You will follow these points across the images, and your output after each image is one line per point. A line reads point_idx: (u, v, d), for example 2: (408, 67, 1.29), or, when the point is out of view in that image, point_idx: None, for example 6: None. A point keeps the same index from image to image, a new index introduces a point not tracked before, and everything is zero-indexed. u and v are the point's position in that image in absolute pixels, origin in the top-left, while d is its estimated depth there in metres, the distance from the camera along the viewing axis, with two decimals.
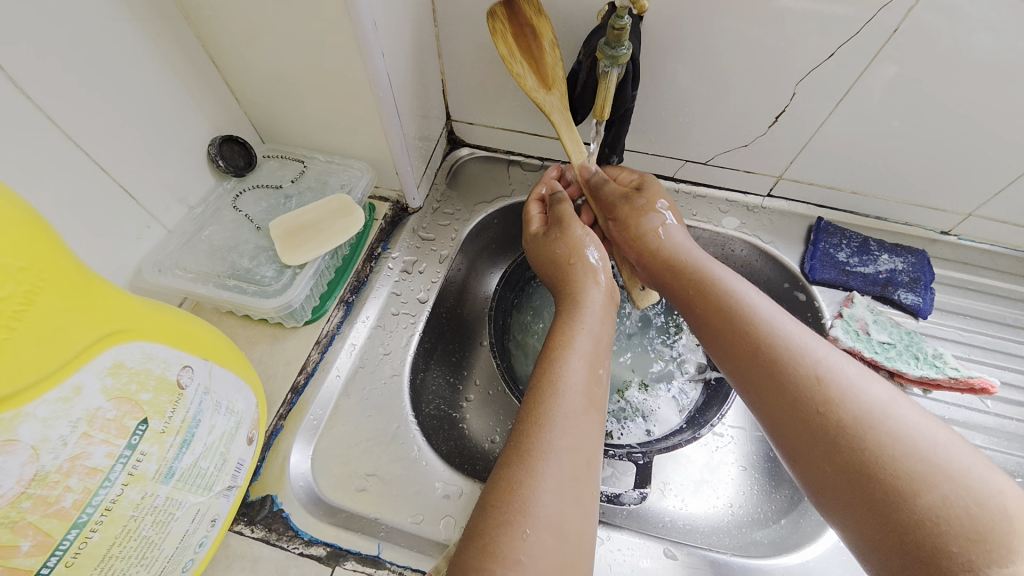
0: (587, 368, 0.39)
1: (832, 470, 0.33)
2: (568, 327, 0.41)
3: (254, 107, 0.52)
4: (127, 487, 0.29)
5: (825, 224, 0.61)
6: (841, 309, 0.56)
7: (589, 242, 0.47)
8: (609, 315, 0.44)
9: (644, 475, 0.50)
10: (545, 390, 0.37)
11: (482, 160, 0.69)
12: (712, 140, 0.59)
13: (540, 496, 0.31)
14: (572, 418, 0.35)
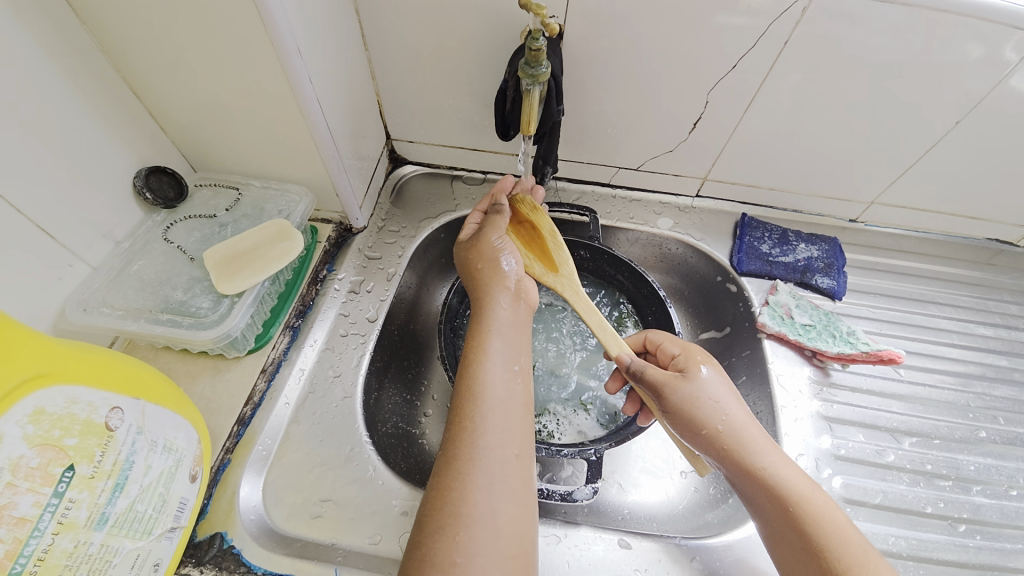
0: (504, 368, 0.40)
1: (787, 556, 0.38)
2: (479, 331, 0.43)
3: (182, 136, 0.51)
4: (58, 536, 0.28)
5: (749, 220, 0.66)
6: (767, 297, 0.60)
7: (504, 249, 0.48)
8: (520, 315, 0.45)
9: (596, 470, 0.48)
10: (466, 394, 0.38)
11: (425, 176, 0.70)
12: (640, 147, 0.63)
13: (471, 497, 0.34)
14: (490, 417, 0.37)
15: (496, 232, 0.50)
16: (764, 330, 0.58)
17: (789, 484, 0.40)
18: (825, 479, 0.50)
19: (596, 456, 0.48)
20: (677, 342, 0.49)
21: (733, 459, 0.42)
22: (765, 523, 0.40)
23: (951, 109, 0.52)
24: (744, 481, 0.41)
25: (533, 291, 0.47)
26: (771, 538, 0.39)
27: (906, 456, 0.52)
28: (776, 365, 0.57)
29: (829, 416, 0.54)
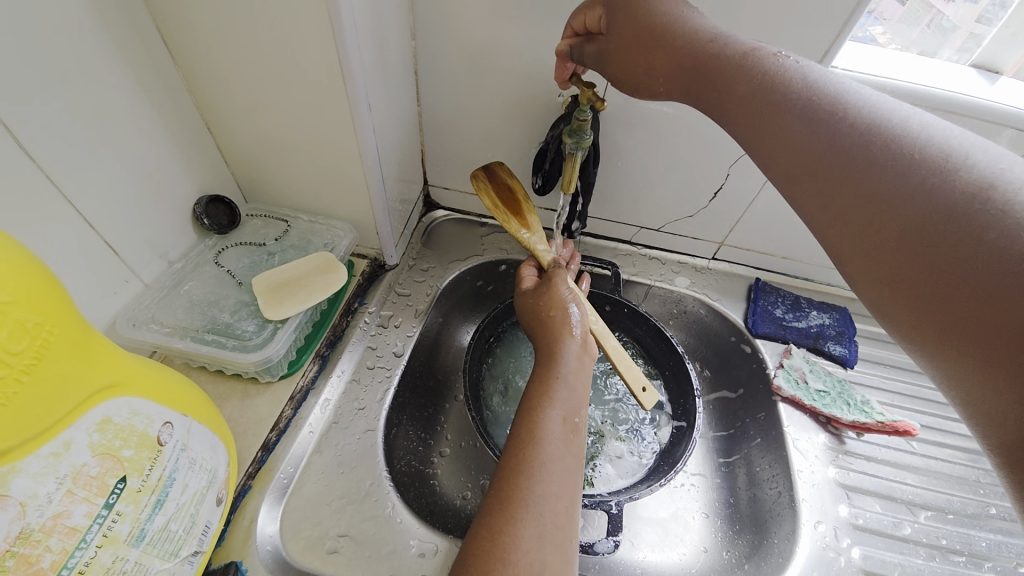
0: (563, 416, 0.42)
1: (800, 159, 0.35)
2: (546, 377, 0.45)
3: (243, 170, 0.54)
4: (100, 550, 0.28)
5: (763, 284, 0.69)
6: (782, 360, 0.62)
7: (570, 300, 0.52)
8: (584, 365, 0.47)
9: (617, 522, 0.48)
10: (525, 435, 0.40)
11: (456, 221, 0.74)
12: (663, 209, 0.67)
13: (526, 537, 0.34)
14: (551, 462, 0.38)
15: (562, 282, 0.54)
16: (779, 392, 0.59)
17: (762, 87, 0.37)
18: (843, 549, 0.50)
19: (616, 508, 0.48)
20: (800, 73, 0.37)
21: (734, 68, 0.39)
22: (907, 243, 0.30)
23: None
24: (931, 230, 0.29)
25: (593, 343, 0.50)
26: (951, 325, 0.28)
27: (922, 530, 0.52)
28: (792, 430, 0.58)
29: (845, 484, 0.54)
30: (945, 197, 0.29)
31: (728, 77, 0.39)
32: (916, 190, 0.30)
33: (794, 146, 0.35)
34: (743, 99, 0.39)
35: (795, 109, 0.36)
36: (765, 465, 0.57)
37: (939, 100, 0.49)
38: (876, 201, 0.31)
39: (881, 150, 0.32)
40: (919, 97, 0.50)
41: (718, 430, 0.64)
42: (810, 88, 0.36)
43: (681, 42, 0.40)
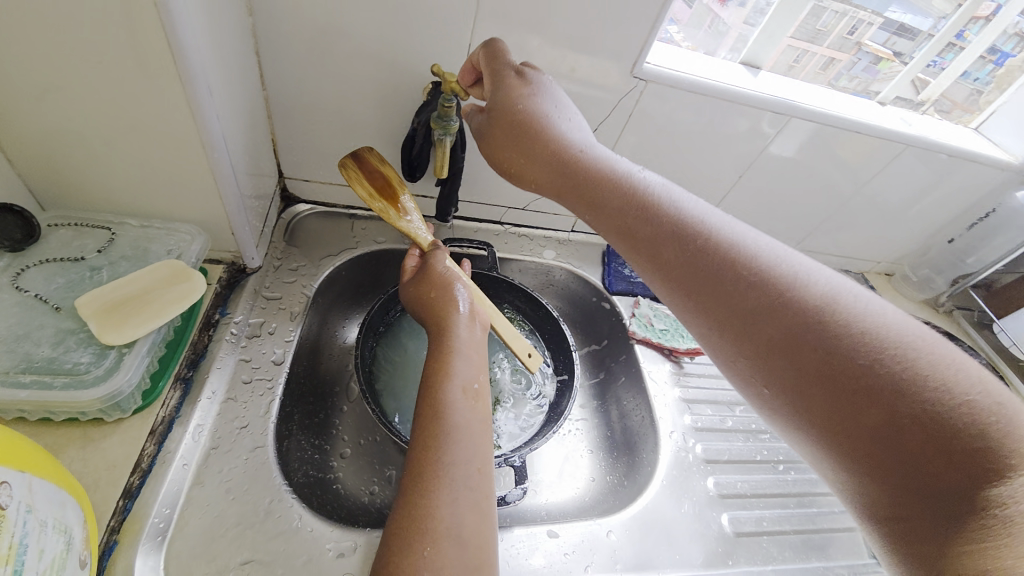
0: (464, 385, 0.45)
1: (688, 270, 0.40)
2: (441, 354, 0.47)
3: (35, 171, 0.44)
4: None
5: (613, 249, 0.83)
6: (633, 310, 0.74)
7: (453, 277, 0.55)
8: (475, 333, 0.51)
9: (522, 472, 0.54)
10: (428, 411, 0.42)
11: (322, 215, 0.71)
12: (525, 190, 0.73)
13: (442, 504, 0.37)
14: (457, 429, 0.41)
15: (439, 260, 0.57)
16: (634, 335, 0.71)
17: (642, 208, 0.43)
18: (691, 447, 0.63)
19: (519, 460, 0.54)
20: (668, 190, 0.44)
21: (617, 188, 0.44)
22: (788, 338, 0.36)
23: (734, 168, 0.75)
24: (801, 326, 0.36)
25: (482, 312, 0.54)
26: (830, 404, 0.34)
27: (739, 420, 0.69)
28: (646, 365, 0.70)
29: (687, 398, 0.68)
30: (802, 297, 0.36)
31: (617, 192, 0.44)
32: (781, 299, 0.37)
33: (684, 256, 0.41)
34: (635, 213, 0.43)
35: (679, 226, 0.41)
36: (630, 398, 0.69)
37: (720, 92, 0.64)
38: (764, 306, 0.37)
39: (747, 267, 0.38)
40: (708, 89, 0.63)
41: (591, 378, 0.73)
42: (677, 208, 0.43)
43: (570, 150, 0.46)
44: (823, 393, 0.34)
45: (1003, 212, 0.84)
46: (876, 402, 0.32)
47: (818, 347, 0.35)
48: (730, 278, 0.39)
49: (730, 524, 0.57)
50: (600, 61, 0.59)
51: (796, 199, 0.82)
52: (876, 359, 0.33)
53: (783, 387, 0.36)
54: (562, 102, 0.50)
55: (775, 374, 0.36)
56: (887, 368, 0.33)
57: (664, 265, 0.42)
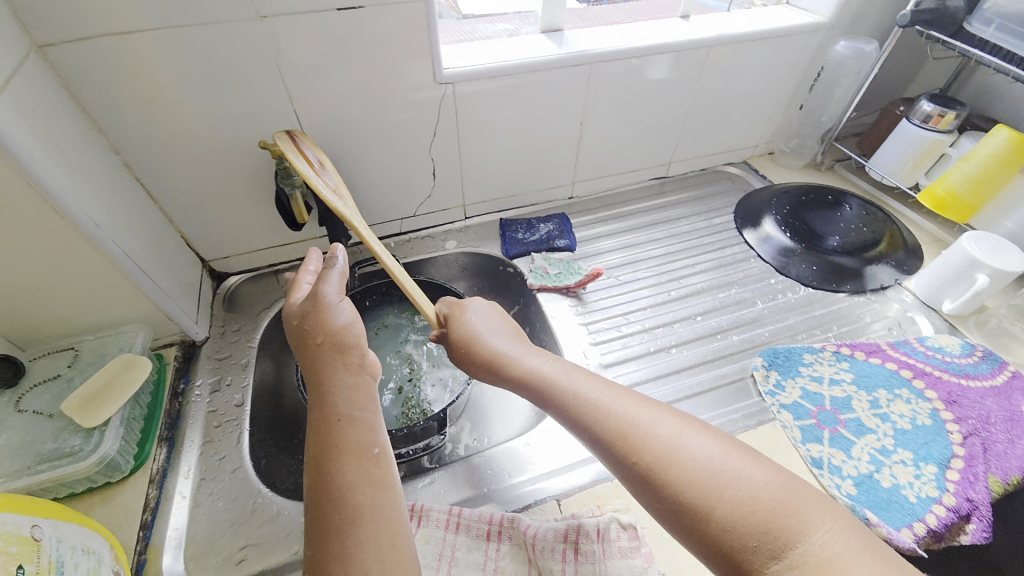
0: (359, 453, 0.42)
1: (566, 410, 0.50)
2: (330, 423, 0.43)
3: (4, 325, 0.57)
4: None
5: (506, 220, 0.94)
6: (529, 267, 0.86)
7: (337, 302, 0.51)
8: (365, 387, 0.47)
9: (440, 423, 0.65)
10: (331, 488, 0.40)
11: (251, 280, 0.85)
12: (406, 199, 0.86)
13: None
14: (362, 510, 0.39)
15: (327, 284, 0.51)
16: (534, 287, 0.83)
17: (529, 374, 0.54)
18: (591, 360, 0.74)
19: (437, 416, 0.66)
20: (559, 371, 0.53)
21: (507, 373, 0.56)
22: (631, 453, 0.44)
23: (572, 117, 0.85)
24: (638, 442, 0.45)
25: (373, 358, 0.49)
26: (668, 507, 0.41)
27: (638, 325, 0.79)
28: (548, 307, 0.81)
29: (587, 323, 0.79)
30: (637, 423, 0.46)
31: (512, 368, 0.56)
32: (625, 424, 0.46)
33: (558, 397, 0.51)
34: (524, 376, 0.54)
35: (554, 379, 0.53)
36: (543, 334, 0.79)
37: (520, 66, 0.74)
38: (615, 426, 0.46)
39: (600, 403, 0.49)
40: (508, 67, 0.74)
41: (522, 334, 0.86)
42: (557, 376, 0.53)
43: (466, 332, 0.61)
44: (663, 498, 0.42)
45: (828, 66, 0.92)
46: (694, 500, 0.41)
47: (648, 458, 0.44)
48: (587, 412, 0.48)
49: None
50: (406, 81, 0.70)
51: (644, 122, 0.92)
52: (676, 463, 0.42)
53: (640, 493, 0.44)
54: (490, 319, 0.64)
55: (631, 483, 0.44)
56: (694, 471, 0.42)
57: (547, 403, 0.51)
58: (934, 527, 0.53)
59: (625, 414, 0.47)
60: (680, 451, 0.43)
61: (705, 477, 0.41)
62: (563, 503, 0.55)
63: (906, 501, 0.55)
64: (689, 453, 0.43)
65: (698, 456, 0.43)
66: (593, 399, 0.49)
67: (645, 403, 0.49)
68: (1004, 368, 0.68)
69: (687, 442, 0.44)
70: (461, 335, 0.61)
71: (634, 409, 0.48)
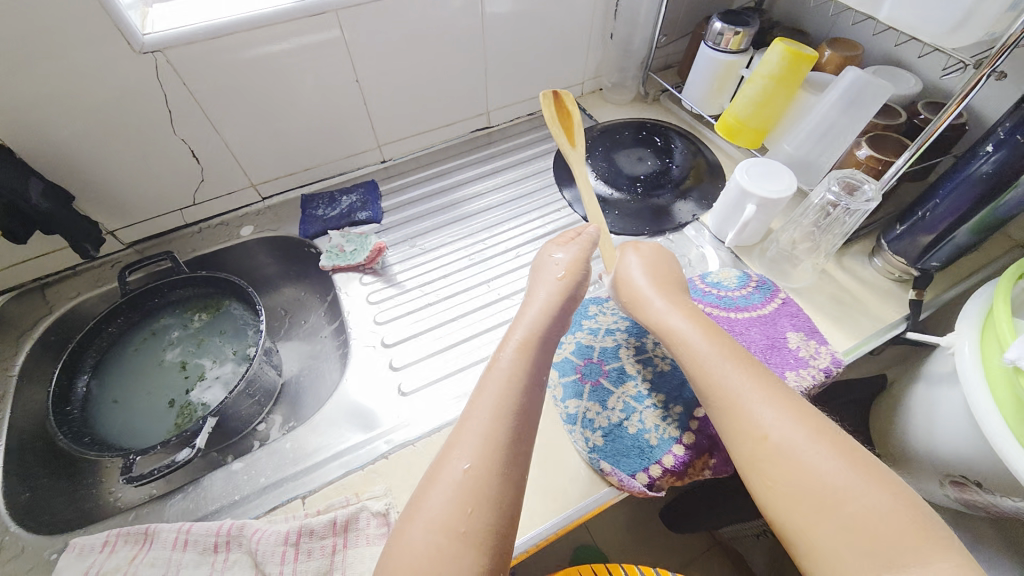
0: (456, 508, 0.44)
1: (698, 389, 0.52)
2: (458, 434, 0.49)
3: None
4: None
5: (307, 197, 0.87)
6: (326, 246, 0.80)
7: (559, 256, 0.64)
8: (505, 388, 0.51)
9: (197, 431, 0.62)
10: (417, 520, 0.44)
11: (9, 299, 0.74)
12: (175, 188, 0.78)
13: (408, 564, 0.41)
14: (485, 480, 0.45)
15: (555, 248, 0.66)
16: (326, 269, 0.78)
17: (668, 329, 0.57)
18: (378, 340, 0.70)
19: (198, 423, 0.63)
20: (680, 331, 0.56)
21: (654, 327, 0.58)
22: (749, 453, 0.46)
23: (342, 74, 0.77)
24: (763, 446, 0.45)
25: (514, 335, 0.56)
26: (782, 508, 0.43)
27: (437, 294, 0.75)
28: (343, 288, 0.77)
29: (381, 299, 0.75)
30: (780, 398, 0.48)
31: (658, 320, 0.58)
32: (754, 409, 0.47)
33: (700, 371, 0.52)
34: (663, 329, 0.57)
35: (687, 339, 0.54)
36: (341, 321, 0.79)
37: (244, 23, 0.65)
38: (736, 420, 0.48)
39: (726, 387, 0.49)
40: (228, 26, 0.64)
41: (331, 322, 0.86)
42: (684, 334, 0.55)
43: (629, 285, 0.64)
44: (778, 500, 0.43)
45: None
46: (806, 510, 0.42)
47: (766, 460, 0.45)
48: (713, 393, 0.50)
49: (400, 388, 0.65)
50: (99, 56, 0.60)
51: (435, 71, 0.84)
52: (794, 464, 0.44)
53: (749, 482, 0.47)
54: (643, 265, 0.65)
55: (748, 476, 0.46)
56: (824, 486, 0.42)
57: (686, 365, 0.54)
58: (669, 466, 0.56)
59: (747, 407, 0.48)
60: (804, 454, 0.44)
61: (832, 489, 0.41)
62: (309, 498, 0.55)
63: (646, 445, 0.57)
64: (805, 465, 0.43)
65: (815, 469, 0.43)
66: (739, 373, 0.50)
67: (779, 388, 0.49)
68: (775, 297, 0.69)
69: (815, 461, 0.43)
70: (558, 316, 0.59)
71: (767, 406, 0.47)
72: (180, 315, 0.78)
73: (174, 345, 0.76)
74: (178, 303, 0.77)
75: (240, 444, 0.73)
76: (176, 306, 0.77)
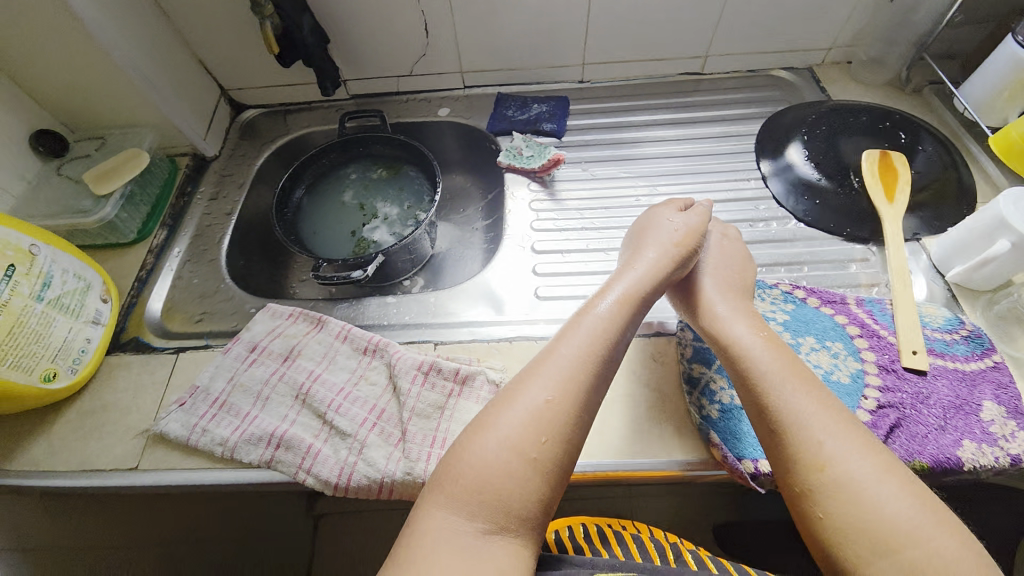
0: (512, 455, 0.44)
1: (756, 401, 0.50)
2: (506, 394, 0.48)
3: (55, 107, 0.73)
4: (10, 297, 0.52)
5: (502, 96, 0.91)
6: (507, 145, 0.85)
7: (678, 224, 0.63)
8: (595, 348, 0.50)
9: (369, 260, 0.74)
10: (463, 474, 0.44)
11: (265, 114, 0.93)
12: (401, 55, 0.86)
13: (473, 466, 0.44)
14: (556, 415, 0.46)
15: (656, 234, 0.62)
16: (502, 166, 0.83)
17: (734, 339, 0.54)
18: (528, 244, 0.75)
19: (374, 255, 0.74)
20: (750, 340, 0.53)
21: (716, 337, 0.56)
22: (804, 467, 0.45)
23: None
24: (829, 470, 0.44)
25: (618, 289, 0.55)
26: (829, 528, 0.42)
27: (591, 220, 0.77)
28: (512, 188, 0.81)
29: (540, 209, 0.79)
30: (846, 428, 0.46)
31: (716, 330, 0.56)
32: (821, 435, 0.45)
33: (768, 387, 0.49)
34: (728, 339, 0.55)
35: (752, 348, 0.53)
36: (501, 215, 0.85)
37: None
38: (799, 432, 0.46)
39: (794, 406, 0.47)
40: None
41: (487, 217, 0.92)
42: (753, 339, 0.53)
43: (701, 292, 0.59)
44: (826, 519, 0.43)
45: None
46: (856, 538, 0.41)
47: (823, 481, 0.44)
48: (773, 408, 0.48)
49: (536, 291, 0.70)
50: None
51: None
52: (855, 494, 0.42)
53: (791, 496, 0.46)
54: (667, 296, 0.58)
55: (792, 487, 0.45)
56: (885, 526, 0.40)
57: (742, 373, 0.52)
58: None
59: (818, 432, 0.46)
60: (869, 490, 0.42)
61: (891, 529, 0.40)
62: (439, 345, 0.63)
63: None
64: (867, 501, 0.42)
65: (876, 508, 0.41)
66: (819, 396, 0.48)
67: (847, 418, 0.47)
68: (984, 357, 0.58)
69: (880, 499, 0.41)
70: (654, 288, 0.57)
71: (836, 430, 0.45)
72: (368, 166, 0.89)
73: (350, 189, 0.88)
74: (370, 155, 0.89)
75: (389, 287, 0.83)
76: (369, 157, 0.89)
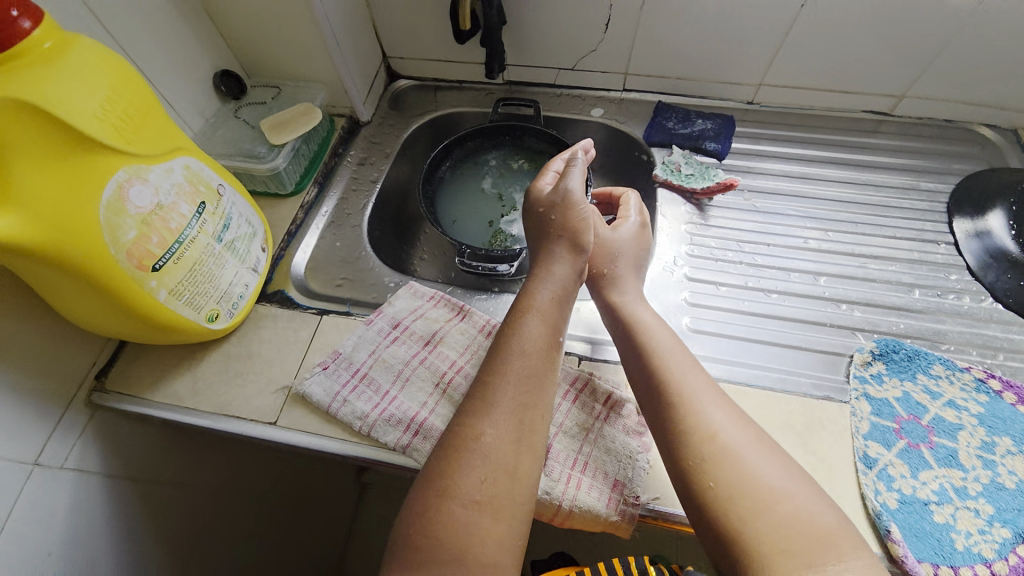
0: (467, 503, 0.42)
1: (675, 433, 0.48)
2: (455, 435, 0.46)
3: (240, 51, 0.75)
4: (199, 234, 0.51)
5: (663, 105, 0.85)
6: (665, 159, 0.80)
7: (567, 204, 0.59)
8: (537, 380, 0.49)
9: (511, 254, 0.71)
10: (425, 531, 0.42)
11: (416, 87, 0.92)
12: (570, 48, 0.82)
13: (444, 526, 0.41)
14: (503, 447, 0.45)
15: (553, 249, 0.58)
16: (657, 180, 0.78)
17: (661, 353, 0.53)
18: (678, 269, 0.70)
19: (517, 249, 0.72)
20: (654, 357, 0.52)
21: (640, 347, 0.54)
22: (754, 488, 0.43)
23: None
24: (771, 487, 0.43)
25: (537, 301, 0.54)
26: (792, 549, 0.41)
27: (750, 254, 0.71)
28: (662, 205, 0.76)
29: (693, 232, 0.73)
30: (736, 447, 0.46)
31: (628, 350, 0.55)
32: (756, 452, 0.45)
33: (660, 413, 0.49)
34: (638, 361, 0.53)
35: (645, 370, 0.52)
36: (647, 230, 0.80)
37: None
38: (725, 456, 0.45)
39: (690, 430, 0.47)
40: None
41: None
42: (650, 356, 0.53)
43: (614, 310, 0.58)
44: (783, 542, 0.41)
45: None
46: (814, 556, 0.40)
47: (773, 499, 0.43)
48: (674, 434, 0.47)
49: (687, 321, 0.64)
50: None
51: (889, 26, 0.70)
52: (799, 514, 0.42)
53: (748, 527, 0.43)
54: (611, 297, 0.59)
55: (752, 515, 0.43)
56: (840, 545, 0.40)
57: (653, 399, 0.50)
58: None
59: (749, 452, 0.45)
60: (817, 509, 0.42)
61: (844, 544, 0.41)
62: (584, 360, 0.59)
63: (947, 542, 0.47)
64: (818, 519, 0.42)
65: (823, 522, 0.42)
66: (708, 415, 0.48)
67: (750, 432, 0.47)
68: None
69: (815, 513, 0.42)
70: (560, 300, 0.55)
71: (741, 448, 0.46)
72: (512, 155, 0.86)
73: (488, 176, 0.86)
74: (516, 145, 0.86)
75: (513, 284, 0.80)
76: (515, 146, 0.86)
